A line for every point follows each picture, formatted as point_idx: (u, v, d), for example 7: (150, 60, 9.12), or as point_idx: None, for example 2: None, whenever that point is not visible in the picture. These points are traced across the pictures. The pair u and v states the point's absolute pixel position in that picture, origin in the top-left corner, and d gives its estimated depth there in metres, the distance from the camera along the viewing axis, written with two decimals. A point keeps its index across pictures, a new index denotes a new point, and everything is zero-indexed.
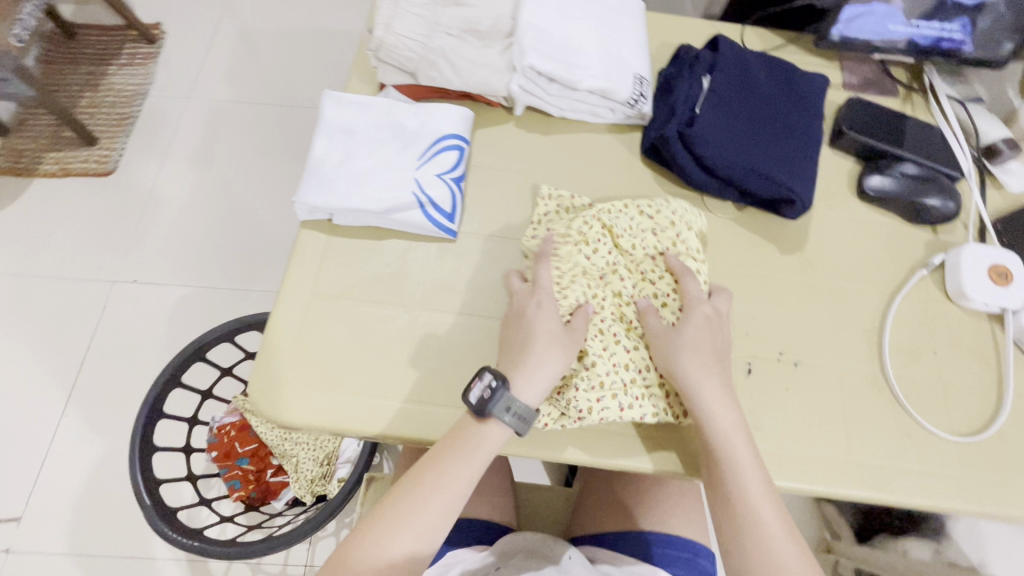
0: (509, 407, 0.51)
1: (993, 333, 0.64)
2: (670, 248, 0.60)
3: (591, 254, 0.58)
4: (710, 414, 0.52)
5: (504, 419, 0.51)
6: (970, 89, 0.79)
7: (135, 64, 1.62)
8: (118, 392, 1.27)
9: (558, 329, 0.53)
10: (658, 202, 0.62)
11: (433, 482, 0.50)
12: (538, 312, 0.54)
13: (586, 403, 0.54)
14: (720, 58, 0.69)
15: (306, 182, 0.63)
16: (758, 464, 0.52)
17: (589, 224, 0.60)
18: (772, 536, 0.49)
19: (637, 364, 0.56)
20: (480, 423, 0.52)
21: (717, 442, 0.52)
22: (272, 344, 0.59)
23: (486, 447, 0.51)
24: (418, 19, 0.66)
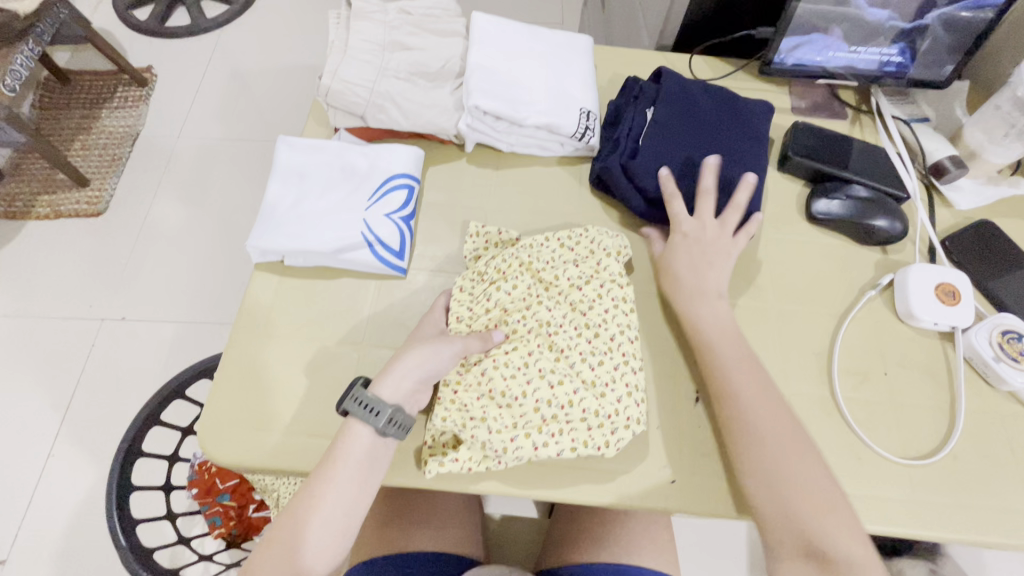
0: (356, 397, 0.53)
1: (946, 352, 0.64)
2: (591, 278, 0.61)
3: (512, 289, 0.59)
4: (699, 315, 0.60)
5: (352, 410, 0.52)
6: (917, 109, 0.80)
7: (126, 106, 1.67)
8: (105, 430, 1.28)
9: (437, 334, 0.58)
10: (577, 233, 0.64)
11: (317, 502, 0.51)
12: (419, 329, 0.59)
13: (501, 443, 0.54)
14: (661, 91, 0.71)
15: (258, 225, 0.65)
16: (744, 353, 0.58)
17: (507, 260, 0.61)
18: (753, 406, 0.55)
19: (560, 400, 0.55)
20: (343, 430, 0.53)
21: (704, 337, 0.59)
22: (224, 385, 0.60)
23: (361, 454, 0.53)
24: (366, 64, 0.68)
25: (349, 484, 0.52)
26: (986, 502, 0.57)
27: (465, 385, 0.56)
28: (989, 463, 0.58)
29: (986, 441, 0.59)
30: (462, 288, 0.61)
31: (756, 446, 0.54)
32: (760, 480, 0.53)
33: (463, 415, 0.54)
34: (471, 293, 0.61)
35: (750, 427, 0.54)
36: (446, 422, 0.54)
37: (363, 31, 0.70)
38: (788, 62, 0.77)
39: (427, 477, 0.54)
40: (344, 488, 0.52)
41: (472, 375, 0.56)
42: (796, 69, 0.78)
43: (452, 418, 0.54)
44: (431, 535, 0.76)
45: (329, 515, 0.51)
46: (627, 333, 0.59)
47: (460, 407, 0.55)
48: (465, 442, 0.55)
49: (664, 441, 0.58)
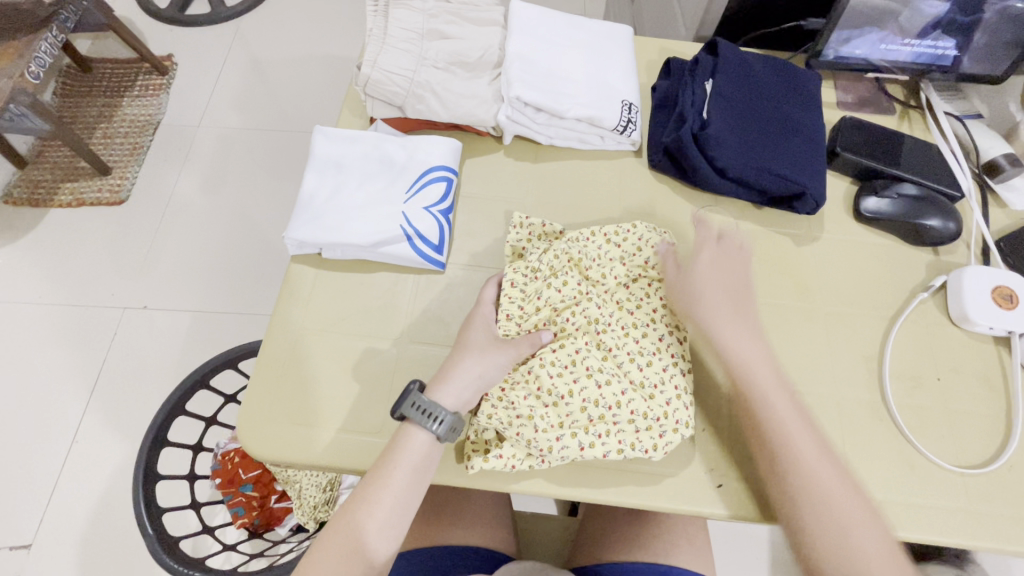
0: (412, 402, 0.53)
1: (1000, 357, 0.62)
2: (639, 277, 0.61)
3: (562, 287, 0.57)
4: (737, 344, 0.56)
5: (408, 414, 0.53)
6: (970, 104, 0.77)
7: (148, 95, 1.67)
8: (127, 419, 1.28)
9: (492, 339, 0.56)
10: (624, 229, 0.63)
11: (373, 503, 0.52)
12: (474, 323, 0.57)
13: (547, 442, 0.53)
14: (720, 61, 0.70)
15: (295, 217, 0.64)
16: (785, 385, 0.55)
17: (556, 255, 0.59)
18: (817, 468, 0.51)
19: (607, 400, 0.54)
20: (400, 433, 0.54)
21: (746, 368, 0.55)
22: (261, 378, 0.59)
23: (418, 457, 0.53)
24: (404, 53, 0.67)
25: (407, 488, 0.52)
26: None
27: (513, 383, 0.55)
28: None
29: None
30: (515, 282, 0.58)
31: (822, 506, 0.50)
32: (831, 547, 0.49)
33: (510, 413, 0.54)
34: (525, 291, 0.57)
35: (815, 492, 0.50)
36: (492, 420, 0.54)
37: (401, 19, 0.68)
38: (836, 53, 0.75)
39: (470, 472, 0.54)
40: (399, 492, 0.52)
41: (518, 373, 0.56)
42: (845, 61, 0.75)
43: (498, 416, 0.54)
44: (462, 530, 0.76)
45: (383, 517, 0.52)
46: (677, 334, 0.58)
47: (507, 406, 0.54)
48: (508, 439, 0.54)
49: (707, 442, 0.57)
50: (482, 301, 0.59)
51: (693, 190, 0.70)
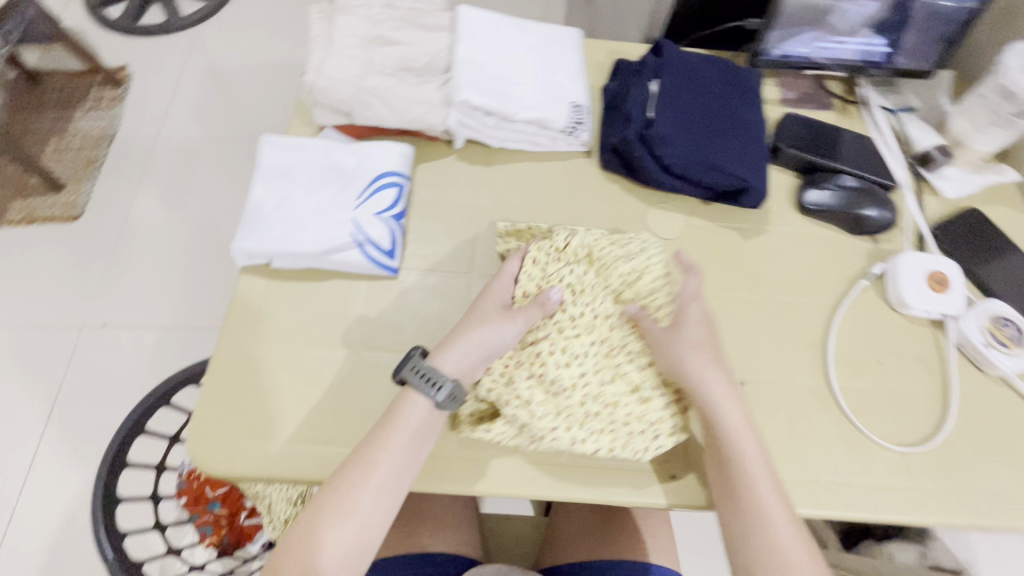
0: (415, 367, 0.54)
1: (937, 339, 0.65)
2: (647, 273, 0.59)
3: (579, 277, 0.58)
4: (720, 413, 0.54)
5: (410, 379, 0.54)
6: (904, 98, 0.80)
7: (101, 107, 1.63)
8: (87, 442, 1.24)
9: (501, 307, 0.57)
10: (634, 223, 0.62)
11: (369, 469, 0.51)
12: (488, 292, 0.58)
13: (542, 430, 0.54)
14: (663, 62, 0.72)
15: (243, 227, 0.63)
16: (767, 461, 0.54)
17: (580, 241, 0.58)
18: (783, 546, 0.50)
19: (605, 397, 0.56)
20: (402, 395, 0.54)
21: (725, 439, 0.54)
22: (212, 392, 0.58)
23: (415, 423, 0.53)
24: (351, 60, 0.67)
25: (402, 452, 0.52)
26: (979, 488, 0.57)
27: (517, 362, 0.56)
28: (982, 449, 0.59)
29: (977, 427, 0.60)
30: (536, 259, 0.57)
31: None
32: None
33: (511, 392, 0.55)
34: (546, 271, 0.57)
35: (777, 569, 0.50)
36: (489, 391, 0.56)
37: (346, 26, 0.68)
38: (776, 52, 0.76)
39: (460, 435, 0.56)
40: (395, 457, 0.51)
41: (525, 354, 0.56)
42: (785, 59, 0.77)
43: (497, 389, 0.56)
44: (431, 536, 0.75)
45: (376, 483, 0.51)
46: None
47: (508, 385, 0.56)
48: (502, 417, 0.55)
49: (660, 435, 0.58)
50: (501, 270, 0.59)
51: (643, 188, 0.71)
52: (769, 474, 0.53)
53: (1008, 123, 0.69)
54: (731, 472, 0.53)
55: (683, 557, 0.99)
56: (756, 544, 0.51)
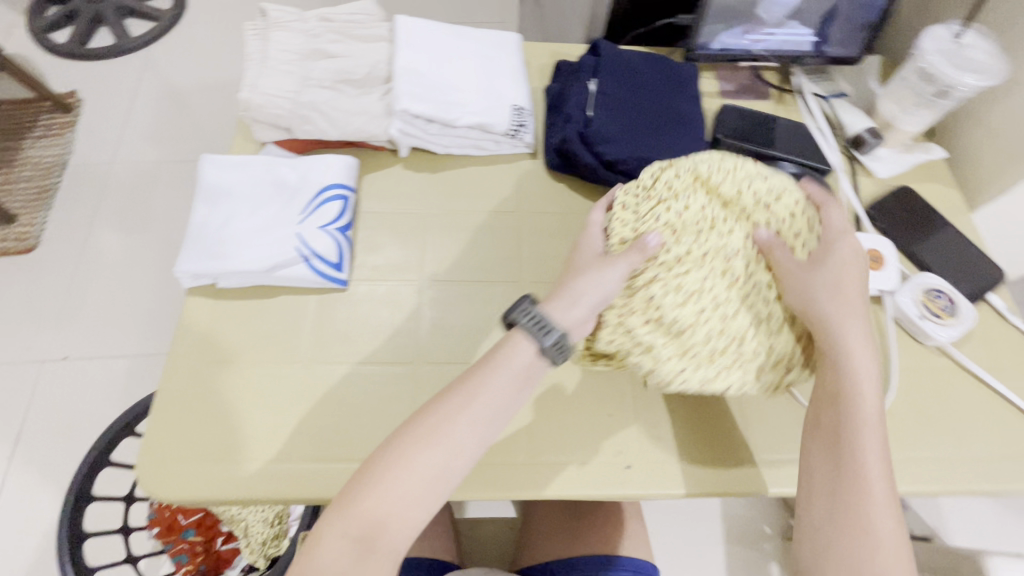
0: (527, 312, 0.49)
1: (876, 314, 0.67)
2: (781, 196, 0.56)
3: (686, 208, 0.55)
4: (849, 351, 0.49)
5: (522, 323, 0.49)
6: (835, 85, 0.84)
7: (52, 135, 1.59)
8: (54, 479, 1.21)
9: (600, 255, 0.54)
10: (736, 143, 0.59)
11: (471, 400, 0.46)
12: (580, 250, 0.56)
13: (669, 372, 0.53)
14: (600, 61, 0.73)
15: (186, 249, 0.62)
16: (884, 422, 0.48)
17: (679, 173, 0.57)
18: (878, 500, 0.45)
19: (733, 330, 0.53)
20: (509, 335, 0.49)
21: (848, 386, 0.48)
22: (162, 418, 0.57)
23: (520, 365, 0.48)
24: (287, 75, 0.67)
25: (504, 391, 0.47)
26: (920, 454, 0.60)
27: (631, 310, 0.53)
28: (922, 417, 0.62)
29: (916, 396, 0.63)
30: (625, 205, 0.58)
31: (863, 536, 0.44)
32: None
33: (630, 340, 0.53)
34: (640, 208, 0.57)
35: (865, 527, 0.44)
36: (612, 342, 0.54)
37: (280, 41, 0.68)
38: (711, 46, 0.79)
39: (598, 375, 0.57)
40: (501, 390, 0.47)
41: (637, 300, 0.53)
42: (720, 53, 0.79)
43: (619, 340, 0.54)
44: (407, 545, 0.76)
45: (474, 416, 0.46)
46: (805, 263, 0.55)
47: (626, 331, 0.53)
48: (627, 364, 0.55)
49: (616, 427, 0.60)
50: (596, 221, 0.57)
51: (589, 186, 0.73)
52: (882, 425, 0.48)
53: (931, 103, 0.72)
54: (843, 409, 0.48)
55: (663, 546, 1.00)
56: (849, 500, 0.45)
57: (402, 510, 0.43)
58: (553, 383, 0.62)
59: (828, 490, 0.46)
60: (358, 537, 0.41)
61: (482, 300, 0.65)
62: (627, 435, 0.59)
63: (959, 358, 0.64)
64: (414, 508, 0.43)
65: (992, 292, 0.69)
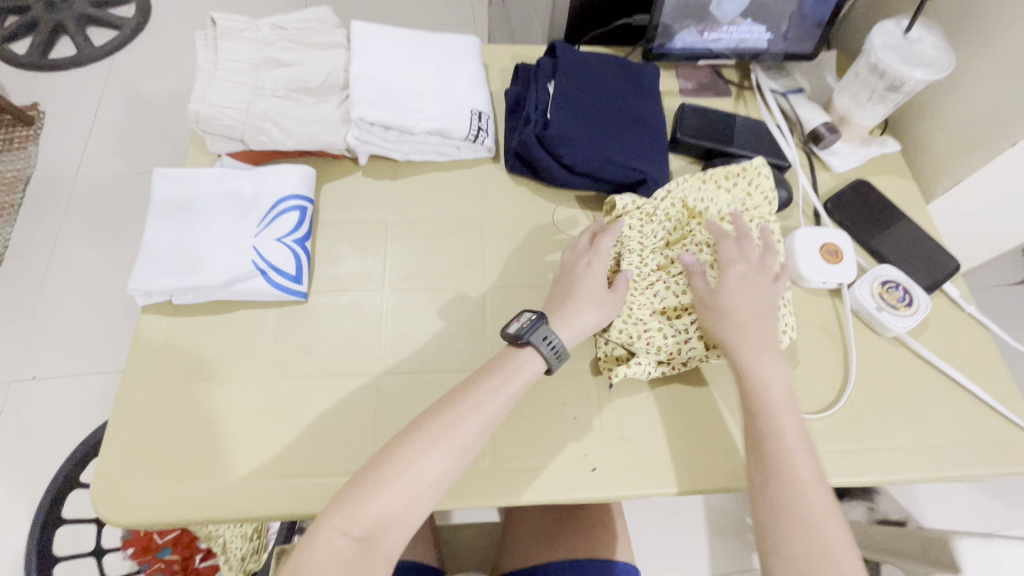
0: (545, 338, 0.55)
1: (836, 307, 0.68)
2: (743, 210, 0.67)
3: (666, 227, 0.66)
4: (754, 362, 0.55)
5: (540, 347, 0.55)
6: (793, 81, 0.84)
7: (13, 149, 1.54)
8: (23, 503, 1.18)
9: (602, 287, 0.60)
10: (734, 171, 0.68)
11: (473, 408, 0.51)
12: (589, 269, 0.61)
13: (677, 347, 0.61)
14: (558, 63, 0.73)
15: (139, 266, 0.61)
16: (805, 436, 0.53)
17: (673, 203, 0.66)
18: (806, 488, 0.49)
19: None
20: (521, 353, 0.55)
21: (765, 407, 0.54)
22: (117, 440, 0.56)
23: (520, 376, 0.54)
24: (239, 85, 0.65)
25: (495, 403, 0.52)
26: (880, 445, 0.61)
27: (640, 303, 0.62)
28: (882, 407, 0.63)
29: (876, 386, 0.64)
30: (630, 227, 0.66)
31: (800, 522, 0.48)
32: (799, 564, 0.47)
33: (640, 326, 0.61)
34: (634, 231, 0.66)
35: (801, 514, 0.48)
36: (623, 332, 0.61)
37: (232, 50, 0.67)
38: (669, 45, 0.79)
39: (615, 382, 0.60)
40: (503, 398, 0.53)
41: (646, 294, 0.63)
42: (679, 52, 0.80)
43: (629, 329, 0.61)
44: None
45: (476, 421, 0.51)
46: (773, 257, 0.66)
47: (636, 320, 0.61)
48: (641, 354, 0.61)
49: (583, 429, 0.60)
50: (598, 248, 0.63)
51: (551, 189, 0.73)
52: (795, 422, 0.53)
53: (884, 97, 0.73)
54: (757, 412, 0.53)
55: (646, 542, 1.01)
56: (787, 501, 0.49)
57: (405, 512, 0.46)
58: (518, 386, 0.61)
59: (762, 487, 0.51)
60: (355, 543, 0.44)
61: (444, 306, 0.65)
62: (593, 438, 0.59)
63: (917, 348, 0.65)
64: (413, 509, 0.47)
65: (948, 281, 0.70)
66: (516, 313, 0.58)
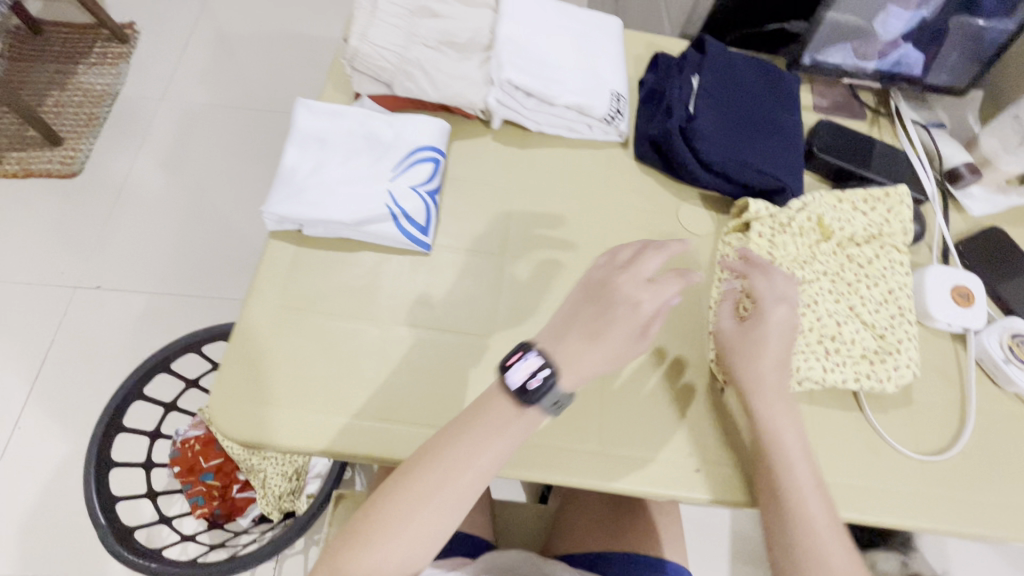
0: (555, 399, 0.46)
1: (957, 352, 0.66)
2: (874, 238, 0.65)
3: (797, 244, 0.64)
4: (765, 405, 0.54)
5: (545, 410, 0.46)
6: (933, 114, 0.82)
7: (106, 64, 1.57)
8: (75, 406, 1.18)
9: (634, 336, 0.47)
10: (874, 197, 0.66)
11: (454, 470, 0.45)
12: (629, 305, 0.47)
13: (796, 363, 0.58)
14: (706, 58, 0.72)
15: (275, 191, 0.61)
16: (819, 482, 0.51)
17: (810, 218, 0.65)
18: (822, 541, 0.48)
19: (845, 336, 0.60)
20: (521, 409, 0.46)
21: (779, 450, 0.53)
22: (237, 356, 0.56)
23: (515, 429, 0.47)
24: (394, 29, 0.65)
25: (489, 454, 0.46)
26: (992, 499, 0.59)
27: None
28: (996, 461, 0.61)
29: (993, 439, 0.62)
30: (764, 234, 0.64)
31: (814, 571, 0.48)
32: None
33: None
34: (772, 239, 0.64)
35: (814, 562, 0.48)
36: None
37: None
38: (814, 58, 0.77)
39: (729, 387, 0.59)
40: (495, 457, 0.46)
41: None
42: (822, 66, 0.77)
43: None
44: None
45: (462, 483, 0.45)
46: (904, 290, 0.64)
47: None
48: None
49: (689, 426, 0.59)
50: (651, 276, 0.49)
51: (677, 184, 0.72)
52: (813, 470, 0.52)
53: None
54: (771, 455, 0.53)
55: None
56: (802, 551, 0.48)
57: (404, 565, 0.44)
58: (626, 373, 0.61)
59: (770, 529, 0.51)
60: None
61: (560, 282, 0.64)
62: (693, 437, 0.59)
63: None
64: (410, 566, 0.44)
65: None
66: (523, 349, 0.47)
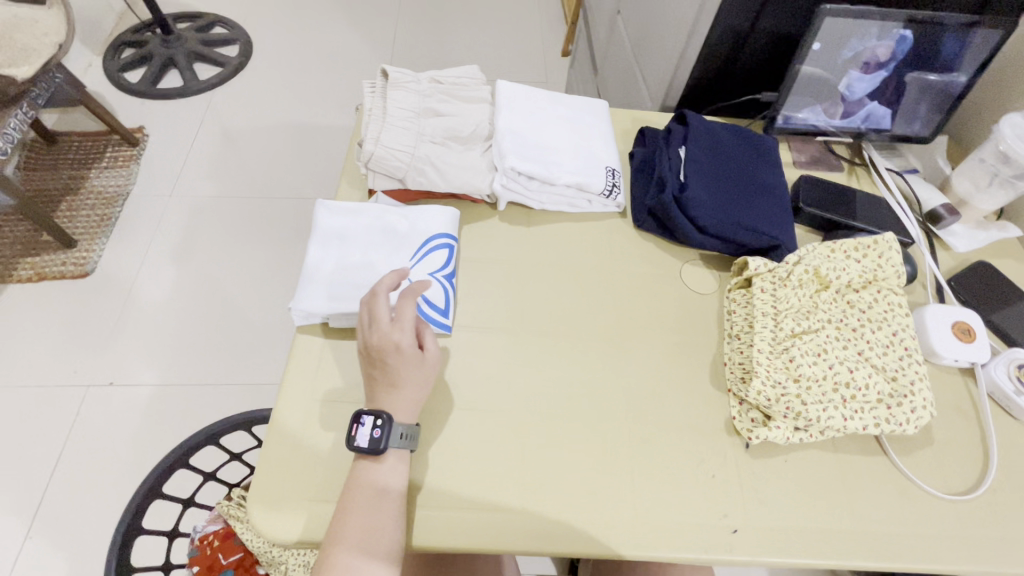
0: (399, 433, 0.55)
1: (968, 387, 0.68)
2: (870, 283, 0.69)
3: (798, 295, 0.67)
4: None
5: (399, 446, 0.55)
6: (905, 161, 0.88)
7: (117, 166, 1.65)
8: (86, 511, 1.16)
9: (413, 366, 0.57)
10: (864, 244, 0.69)
11: (364, 538, 0.51)
12: (399, 355, 0.57)
13: (815, 413, 0.60)
14: (690, 130, 0.78)
15: (302, 288, 0.65)
16: None
17: (806, 270, 0.68)
18: None
19: (858, 382, 0.62)
20: (377, 460, 0.54)
21: None
22: (274, 450, 0.58)
23: (380, 483, 0.54)
24: (404, 131, 0.71)
25: (378, 509, 0.52)
26: None
27: (775, 368, 0.62)
28: None
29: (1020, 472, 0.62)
30: (765, 289, 0.67)
31: None
32: None
33: (777, 390, 0.61)
34: (773, 293, 0.67)
35: None
36: (761, 394, 0.60)
37: (398, 99, 0.73)
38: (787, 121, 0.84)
39: (755, 442, 0.60)
40: (384, 512, 0.53)
41: (781, 362, 0.62)
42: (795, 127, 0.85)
43: (766, 391, 0.60)
44: None
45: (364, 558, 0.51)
46: (908, 332, 0.66)
47: (773, 383, 0.61)
48: (776, 417, 0.60)
49: (720, 483, 0.60)
50: (398, 318, 0.58)
51: (677, 247, 0.76)
52: None
53: (1006, 183, 0.76)
54: None
55: None
56: None
57: None
58: (653, 437, 0.62)
59: None
60: None
61: (577, 351, 0.67)
62: (728, 497, 0.59)
63: None
64: None
65: None
66: (357, 419, 0.55)
